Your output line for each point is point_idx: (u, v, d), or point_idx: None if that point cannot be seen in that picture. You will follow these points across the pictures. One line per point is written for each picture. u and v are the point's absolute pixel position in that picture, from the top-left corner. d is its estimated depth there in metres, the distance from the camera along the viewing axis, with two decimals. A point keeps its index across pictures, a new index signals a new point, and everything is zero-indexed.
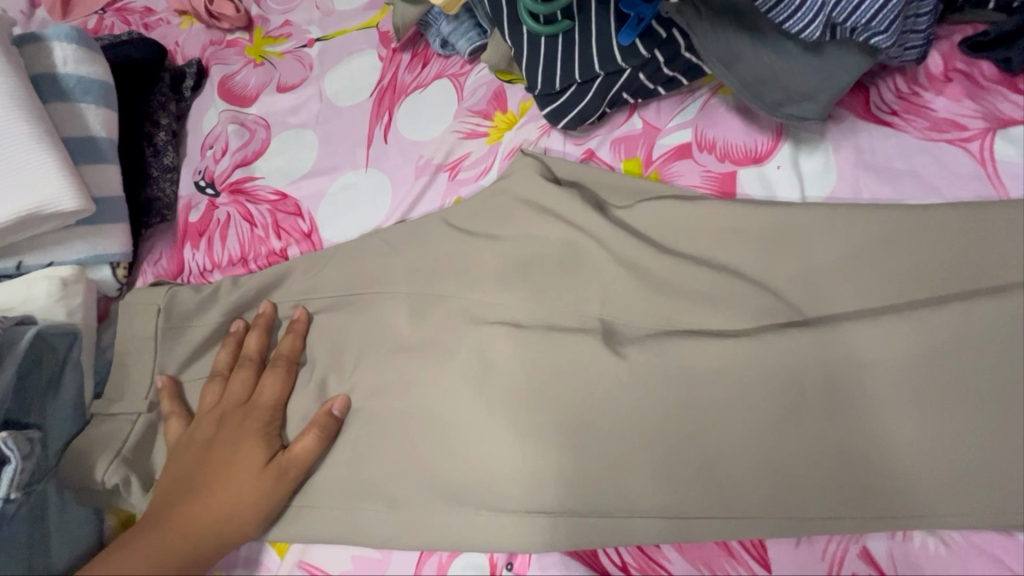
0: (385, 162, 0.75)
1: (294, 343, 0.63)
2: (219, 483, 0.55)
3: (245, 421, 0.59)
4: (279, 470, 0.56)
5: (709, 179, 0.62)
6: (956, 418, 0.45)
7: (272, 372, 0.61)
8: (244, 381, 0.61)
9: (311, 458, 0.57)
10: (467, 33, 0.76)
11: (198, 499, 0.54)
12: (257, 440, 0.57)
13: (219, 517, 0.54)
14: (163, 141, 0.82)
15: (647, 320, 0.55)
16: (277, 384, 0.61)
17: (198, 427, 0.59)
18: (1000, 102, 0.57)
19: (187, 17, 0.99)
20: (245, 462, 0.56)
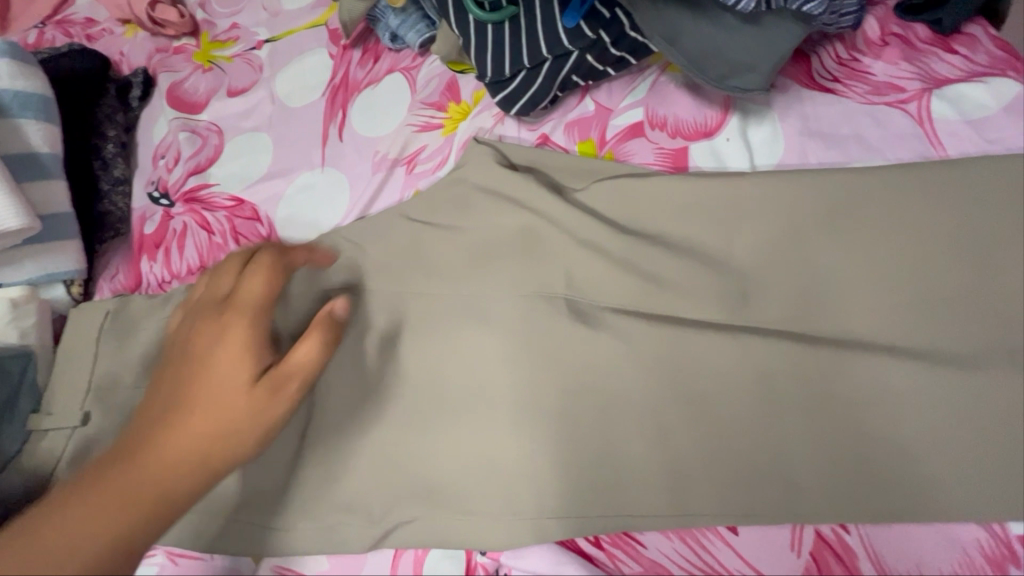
0: (341, 160, 0.74)
1: (297, 257, 0.50)
2: (204, 394, 0.42)
3: (223, 317, 0.45)
4: (273, 385, 0.42)
5: (662, 155, 0.63)
6: (899, 369, 0.48)
7: (254, 270, 0.46)
8: (227, 274, 0.48)
9: (313, 360, 0.43)
10: (415, 25, 0.75)
11: (167, 425, 0.41)
12: (245, 337, 0.43)
13: (184, 413, 0.41)
14: (112, 154, 0.80)
15: (608, 298, 0.55)
16: (273, 290, 0.46)
17: (162, 391, 0.43)
18: (934, 63, 0.58)
19: (131, 25, 0.96)
20: (236, 393, 0.41)
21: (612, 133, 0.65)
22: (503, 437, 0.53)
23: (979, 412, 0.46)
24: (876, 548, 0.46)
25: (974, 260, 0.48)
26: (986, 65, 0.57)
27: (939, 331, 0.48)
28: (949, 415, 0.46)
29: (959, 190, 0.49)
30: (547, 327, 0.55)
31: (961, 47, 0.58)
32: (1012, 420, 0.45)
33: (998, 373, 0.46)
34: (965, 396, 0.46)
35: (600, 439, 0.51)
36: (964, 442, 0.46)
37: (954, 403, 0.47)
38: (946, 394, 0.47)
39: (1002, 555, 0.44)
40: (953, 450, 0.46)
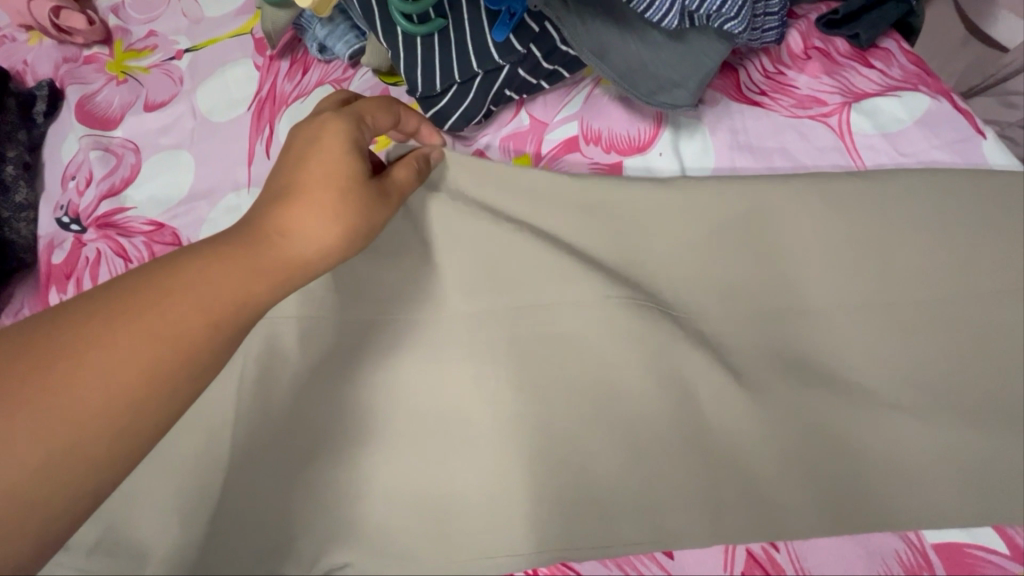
0: (268, 180, 0.70)
1: (411, 122, 0.56)
2: (312, 196, 0.44)
3: (342, 127, 0.47)
4: (376, 199, 0.47)
5: (597, 171, 0.62)
6: (826, 385, 0.48)
7: (378, 110, 0.52)
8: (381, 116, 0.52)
9: (407, 181, 0.51)
10: (344, 36, 0.72)
11: (288, 211, 0.43)
12: (354, 135, 0.47)
13: (268, 237, 0.42)
14: (13, 176, 0.74)
15: (543, 321, 0.54)
16: (381, 120, 0.52)
17: (309, 164, 0.45)
18: (853, 77, 0.60)
19: (35, 32, 0.89)
20: (328, 182, 0.44)
21: (547, 147, 0.64)
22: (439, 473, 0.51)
23: (904, 426, 0.46)
24: (804, 566, 0.46)
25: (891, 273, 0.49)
26: (900, 79, 0.59)
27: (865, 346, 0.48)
28: (877, 430, 0.46)
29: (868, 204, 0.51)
30: (485, 353, 0.54)
31: (877, 62, 0.60)
32: (940, 435, 0.45)
33: (922, 388, 0.47)
34: (893, 412, 0.47)
35: (537, 471, 0.50)
36: (891, 457, 0.46)
37: (881, 418, 0.47)
38: (875, 412, 0.47)
39: (918, 564, 0.44)
40: (881, 465, 0.46)
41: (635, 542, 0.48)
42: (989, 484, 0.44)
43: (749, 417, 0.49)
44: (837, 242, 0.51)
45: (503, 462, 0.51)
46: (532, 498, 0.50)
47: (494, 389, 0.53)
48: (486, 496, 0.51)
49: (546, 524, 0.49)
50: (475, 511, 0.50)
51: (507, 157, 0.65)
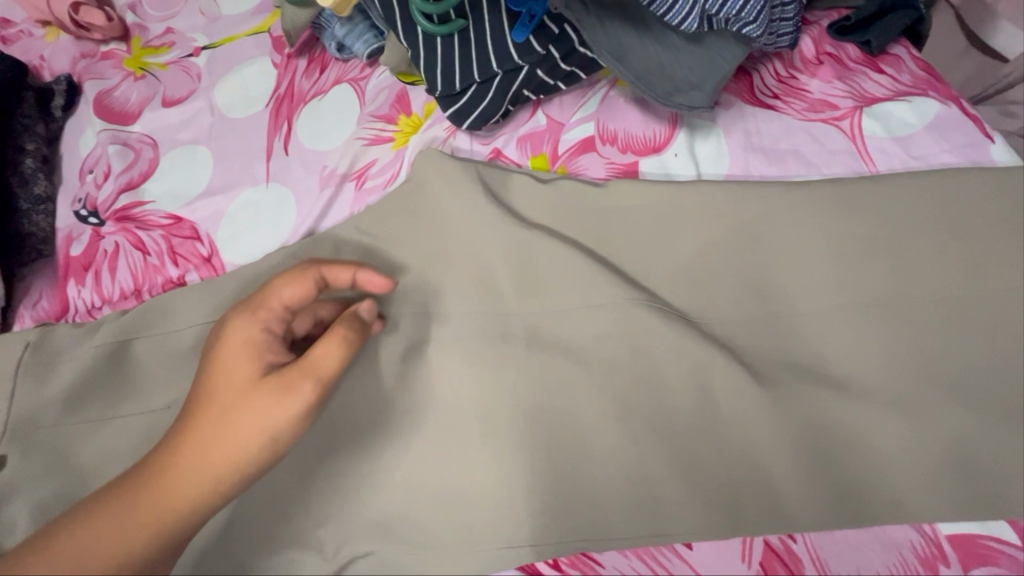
0: (287, 175, 0.71)
1: (343, 275, 0.51)
2: (223, 433, 0.43)
3: (249, 319, 0.47)
4: (286, 385, 0.44)
5: (614, 170, 0.63)
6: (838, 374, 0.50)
7: (294, 278, 0.49)
8: (292, 292, 0.48)
9: (324, 347, 0.46)
10: (363, 35, 0.73)
11: (194, 447, 0.43)
12: (254, 349, 0.46)
13: (166, 478, 0.42)
14: (31, 169, 0.74)
15: (563, 316, 0.55)
16: (295, 291, 0.48)
17: (213, 367, 0.46)
18: (864, 82, 0.62)
19: (52, 28, 0.89)
20: (234, 384, 0.45)
21: (565, 147, 0.65)
22: (458, 466, 0.52)
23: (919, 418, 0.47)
24: (820, 555, 0.46)
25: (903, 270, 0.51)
26: (910, 84, 0.60)
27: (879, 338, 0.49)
28: (892, 421, 0.47)
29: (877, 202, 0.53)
30: (504, 347, 0.55)
31: (887, 68, 0.62)
32: (953, 430, 0.46)
33: (934, 383, 0.48)
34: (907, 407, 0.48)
35: (556, 464, 0.51)
36: (906, 448, 0.47)
37: (896, 410, 0.48)
38: (889, 406, 0.48)
39: (933, 555, 0.45)
40: (896, 456, 0.47)
41: (655, 530, 0.49)
42: (1000, 476, 0.45)
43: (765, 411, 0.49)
44: (851, 240, 0.52)
45: (523, 456, 0.51)
46: (551, 490, 0.51)
47: (513, 383, 0.54)
48: (506, 489, 0.51)
49: (566, 517, 0.50)
50: (494, 504, 0.51)
51: (525, 156, 0.66)
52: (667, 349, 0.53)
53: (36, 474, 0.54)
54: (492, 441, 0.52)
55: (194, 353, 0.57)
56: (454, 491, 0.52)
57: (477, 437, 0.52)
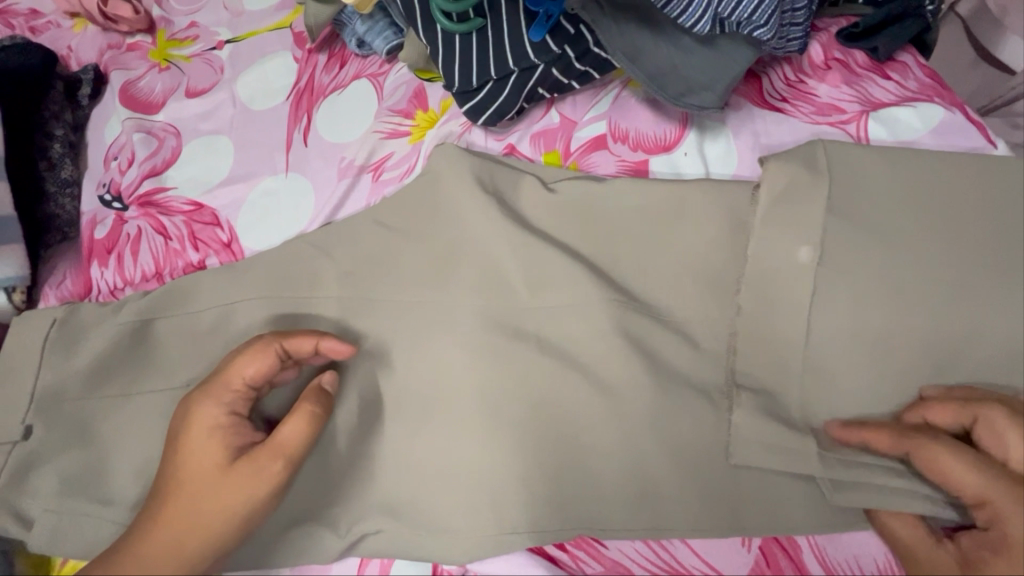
0: (306, 166, 0.73)
1: (305, 345, 0.51)
2: (191, 511, 0.45)
3: (209, 396, 0.49)
4: (250, 467, 0.46)
5: (624, 167, 0.65)
6: (855, 369, 0.49)
7: (253, 351, 0.50)
8: (251, 366, 0.49)
9: (293, 427, 0.48)
10: (382, 32, 0.75)
11: (165, 521, 0.45)
12: (218, 426, 0.48)
13: (140, 548, 0.45)
14: (59, 154, 0.77)
15: (578, 310, 0.54)
16: (257, 367, 0.49)
17: (180, 445, 0.48)
18: (872, 87, 0.63)
19: (80, 19, 0.92)
20: (202, 470, 0.46)
21: (577, 144, 0.67)
22: (469, 457, 0.52)
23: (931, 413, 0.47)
24: (813, 543, 0.51)
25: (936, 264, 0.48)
26: (916, 91, 0.62)
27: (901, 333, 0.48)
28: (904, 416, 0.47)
29: (915, 193, 0.50)
30: (518, 338, 0.55)
31: (894, 74, 0.64)
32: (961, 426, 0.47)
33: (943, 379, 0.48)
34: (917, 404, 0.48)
35: (566, 451, 0.52)
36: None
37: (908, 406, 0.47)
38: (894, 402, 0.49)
39: None
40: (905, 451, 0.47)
41: (654, 514, 0.51)
42: None
43: (769, 403, 0.51)
44: None
45: (532, 444, 0.52)
46: (559, 476, 0.52)
47: (523, 372, 0.53)
48: (516, 475, 0.52)
49: (574, 501, 0.52)
50: (504, 490, 0.52)
51: (539, 152, 0.68)
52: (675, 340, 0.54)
53: (61, 445, 0.57)
54: (503, 431, 0.52)
55: (215, 334, 0.60)
56: (465, 476, 0.52)
57: (485, 428, 0.53)
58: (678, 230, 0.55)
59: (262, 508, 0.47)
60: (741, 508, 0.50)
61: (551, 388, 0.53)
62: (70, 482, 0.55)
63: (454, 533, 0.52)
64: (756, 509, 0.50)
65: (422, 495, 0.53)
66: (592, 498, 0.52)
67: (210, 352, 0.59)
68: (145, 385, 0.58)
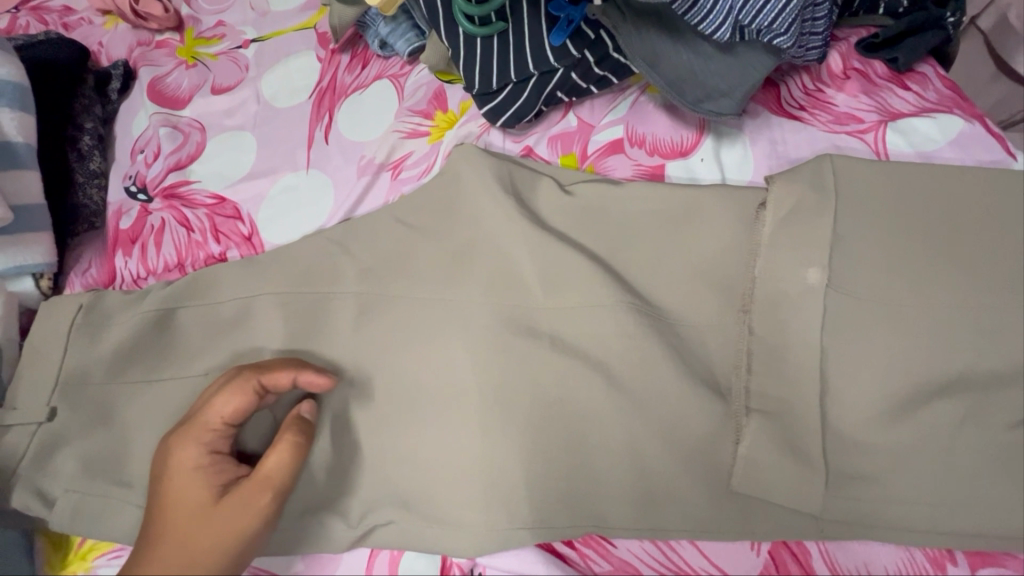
0: (327, 163, 0.75)
1: (284, 378, 0.51)
2: (172, 559, 0.44)
3: (184, 438, 0.48)
4: (237, 507, 0.46)
5: (640, 172, 0.65)
6: (885, 383, 0.47)
7: (229, 388, 0.49)
8: (227, 404, 0.48)
9: (278, 462, 0.48)
10: (405, 35, 0.77)
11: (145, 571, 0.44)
12: (197, 467, 0.47)
13: None
14: (88, 146, 0.78)
15: (590, 312, 0.55)
16: (235, 405, 0.48)
17: (159, 489, 0.47)
18: (890, 98, 0.63)
19: (111, 17, 0.95)
20: (184, 517, 0.45)
21: (594, 148, 0.68)
22: (479, 455, 0.53)
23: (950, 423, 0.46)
24: (828, 548, 0.51)
25: (958, 273, 0.47)
26: (935, 102, 0.62)
27: (929, 343, 0.46)
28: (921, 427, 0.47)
29: (940, 200, 0.49)
30: (529, 338, 0.55)
31: (913, 85, 0.64)
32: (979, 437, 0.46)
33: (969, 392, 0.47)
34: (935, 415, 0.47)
35: (576, 450, 0.52)
36: (930, 452, 0.47)
37: (928, 419, 0.47)
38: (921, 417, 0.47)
39: (942, 555, 0.50)
40: (920, 462, 0.47)
41: (662, 515, 0.52)
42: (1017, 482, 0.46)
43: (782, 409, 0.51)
44: None
45: (543, 442, 0.53)
46: (570, 475, 0.52)
47: (533, 371, 0.54)
48: (526, 473, 0.52)
49: (584, 499, 0.52)
50: (514, 487, 0.52)
51: (556, 155, 0.69)
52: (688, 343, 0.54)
53: (84, 428, 0.58)
54: (514, 429, 0.53)
55: (236, 324, 0.61)
56: (475, 473, 0.53)
57: (496, 425, 0.53)
58: (693, 234, 0.56)
59: (250, 547, 0.46)
60: (748, 510, 0.51)
61: (561, 388, 0.53)
62: (91, 464, 0.57)
63: (464, 526, 0.52)
64: (762, 512, 0.51)
65: (433, 489, 0.54)
66: (601, 497, 0.52)
67: (232, 341, 0.60)
68: (168, 371, 0.60)
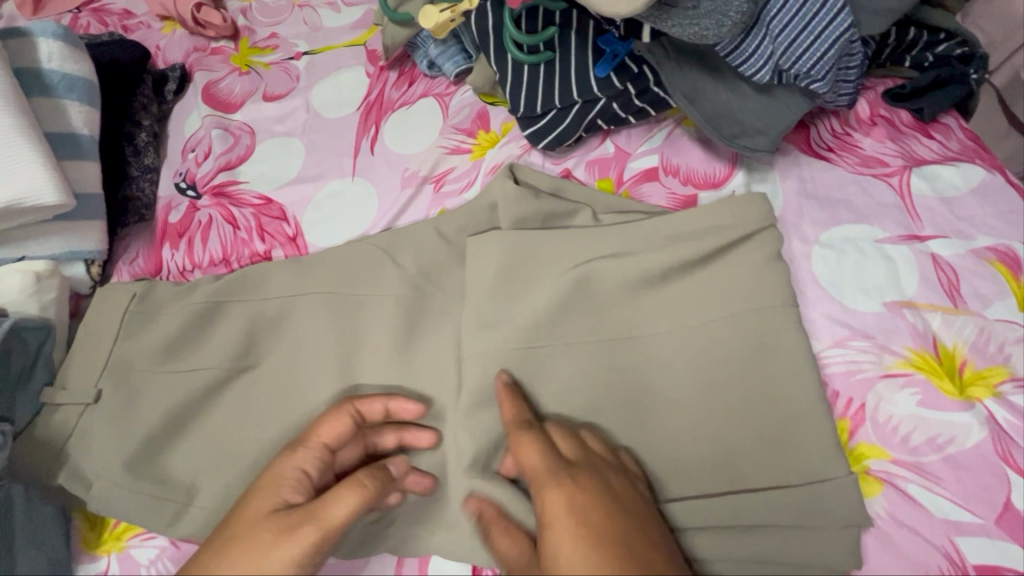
0: (371, 173, 0.78)
1: (375, 407, 0.54)
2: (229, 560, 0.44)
3: (289, 451, 0.51)
4: (298, 525, 0.45)
5: (674, 200, 0.69)
6: None
7: (336, 412, 0.53)
8: (334, 428, 0.51)
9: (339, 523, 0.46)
10: (453, 57, 0.81)
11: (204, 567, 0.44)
12: (287, 480, 0.48)
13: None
14: (144, 143, 0.82)
15: (627, 330, 0.57)
16: (334, 428, 0.51)
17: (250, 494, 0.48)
18: (915, 145, 0.67)
19: (170, 22, 0.99)
20: (255, 523, 0.46)
21: (630, 175, 0.71)
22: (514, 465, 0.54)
23: None
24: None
25: None
26: (958, 151, 0.66)
27: None
28: None
29: None
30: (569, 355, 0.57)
31: (937, 134, 0.67)
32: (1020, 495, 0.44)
33: None
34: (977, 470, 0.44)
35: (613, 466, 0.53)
36: None
37: None
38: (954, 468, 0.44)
39: None
40: None
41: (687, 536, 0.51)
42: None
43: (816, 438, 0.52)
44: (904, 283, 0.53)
45: None
46: None
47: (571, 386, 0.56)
48: None
49: None
50: None
51: (594, 179, 0.72)
52: (728, 360, 0.54)
53: (130, 411, 0.60)
54: None
55: (281, 321, 0.63)
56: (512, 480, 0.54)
57: None
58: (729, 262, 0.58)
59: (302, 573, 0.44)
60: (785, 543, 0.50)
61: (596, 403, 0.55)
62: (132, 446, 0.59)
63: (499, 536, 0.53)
64: (793, 540, 0.50)
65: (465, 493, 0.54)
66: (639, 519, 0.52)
67: (278, 336, 0.63)
68: (211, 362, 0.62)
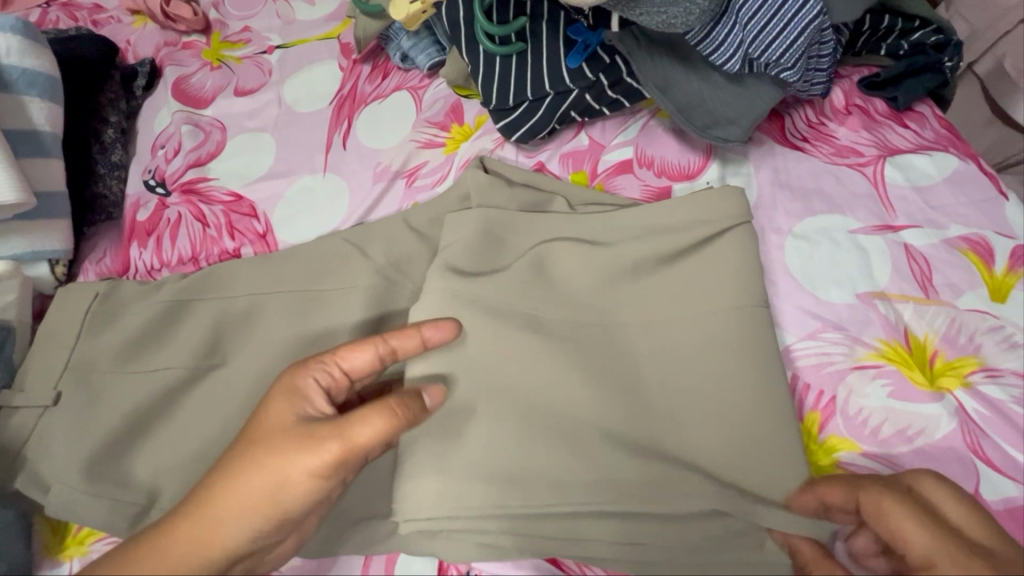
0: (343, 168, 0.77)
1: (410, 341, 0.51)
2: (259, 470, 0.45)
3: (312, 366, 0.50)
4: (330, 435, 0.45)
5: (648, 192, 0.68)
6: None
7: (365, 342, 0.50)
8: (359, 354, 0.50)
9: (367, 445, 0.46)
10: (426, 49, 0.80)
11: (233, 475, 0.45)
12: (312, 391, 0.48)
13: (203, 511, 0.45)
14: (111, 139, 0.81)
15: (596, 325, 0.56)
16: (361, 357, 0.50)
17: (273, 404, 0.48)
18: (890, 134, 0.66)
19: (140, 16, 0.98)
20: (285, 431, 0.46)
21: (605, 168, 0.70)
22: None
23: None
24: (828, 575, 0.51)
25: None
26: (932, 140, 0.65)
27: None
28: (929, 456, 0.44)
29: None
30: None
31: (912, 123, 0.67)
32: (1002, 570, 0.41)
33: None
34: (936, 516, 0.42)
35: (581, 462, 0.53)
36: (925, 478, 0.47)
37: None
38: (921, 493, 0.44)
39: None
40: None
41: (657, 532, 0.49)
42: None
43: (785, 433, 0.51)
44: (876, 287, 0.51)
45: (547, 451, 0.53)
46: None
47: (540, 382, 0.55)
48: None
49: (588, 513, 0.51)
50: None
51: (568, 172, 0.71)
52: (697, 356, 0.53)
53: (92, 412, 0.59)
54: None
55: (247, 319, 0.62)
56: None
57: None
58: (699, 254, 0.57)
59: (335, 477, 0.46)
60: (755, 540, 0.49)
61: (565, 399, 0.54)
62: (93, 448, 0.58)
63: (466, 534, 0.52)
64: (765, 535, 0.48)
65: None
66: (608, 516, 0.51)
67: (243, 335, 0.62)
68: (175, 362, 0.61)
